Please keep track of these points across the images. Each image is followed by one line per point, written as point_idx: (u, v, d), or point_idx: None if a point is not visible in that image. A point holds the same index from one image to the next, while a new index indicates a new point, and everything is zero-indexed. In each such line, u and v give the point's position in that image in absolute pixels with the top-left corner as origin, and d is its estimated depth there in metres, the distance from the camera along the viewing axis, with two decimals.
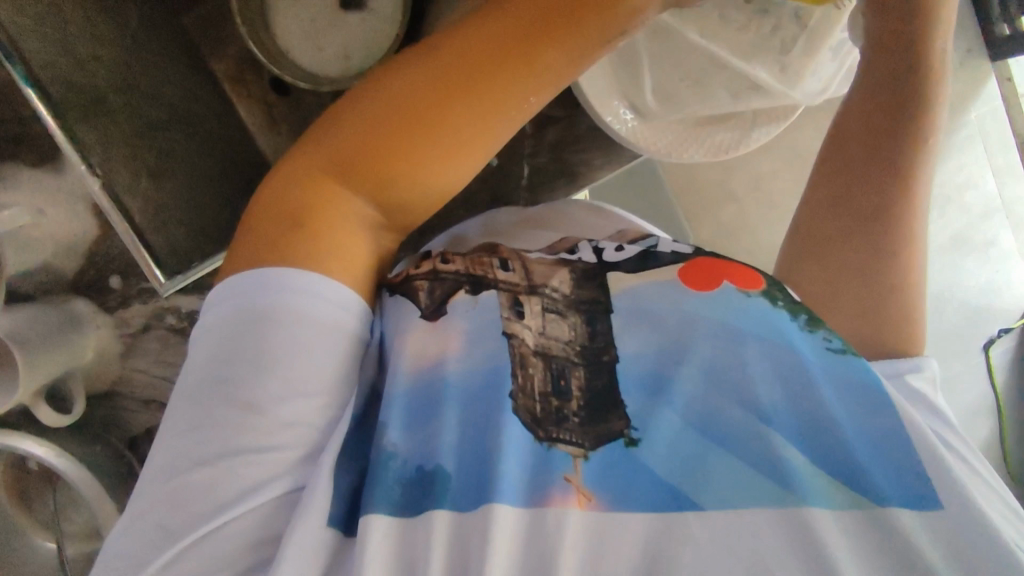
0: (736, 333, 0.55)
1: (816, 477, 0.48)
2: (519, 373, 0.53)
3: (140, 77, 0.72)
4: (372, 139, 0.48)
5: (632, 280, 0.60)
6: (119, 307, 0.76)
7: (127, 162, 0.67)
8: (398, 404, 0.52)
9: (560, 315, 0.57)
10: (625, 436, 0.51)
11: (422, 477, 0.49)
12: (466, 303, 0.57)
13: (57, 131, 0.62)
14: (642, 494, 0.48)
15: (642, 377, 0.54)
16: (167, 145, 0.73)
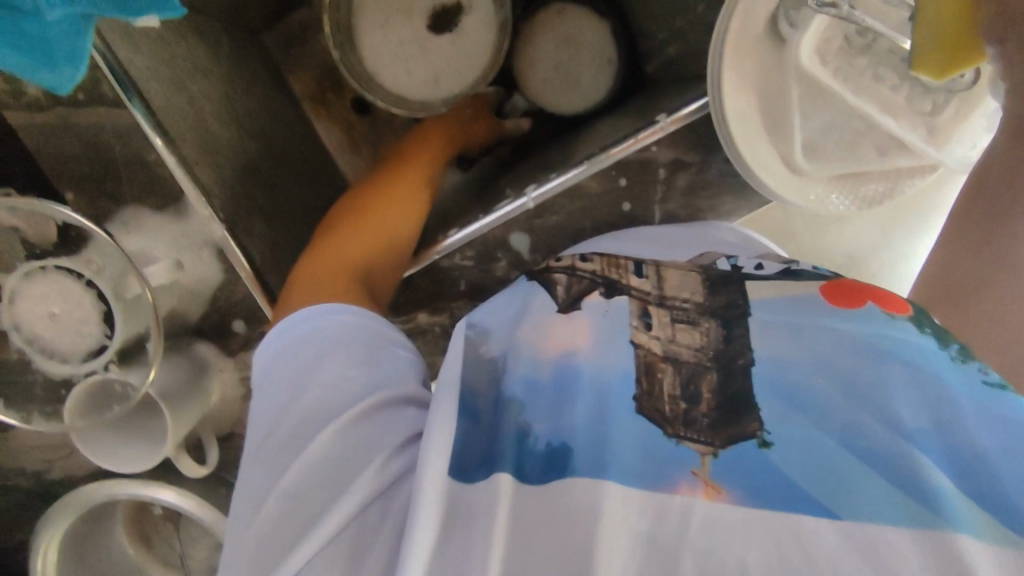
0: (888, 350, 0.40)
1: (976, 517, 0.33)
2: (646, 380, 0.40)
3: (239, 110, 0.69)
4: (352, 257, 0.53)
5: (768, 290, 0.45)
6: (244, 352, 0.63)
7: (241, 201, 0.63)
8: (521, 384, 0.41)
9: (691, 323, 0.43)
10: (758, 436, 0.37)
11: (552, 451, 0.37)
12: (599, 305, 0.45)
13: (179, 174, 0.58)
14: (772, 494, 0.34)
15: (776, 380, 0.40)
16: (271, 181, 0.70)
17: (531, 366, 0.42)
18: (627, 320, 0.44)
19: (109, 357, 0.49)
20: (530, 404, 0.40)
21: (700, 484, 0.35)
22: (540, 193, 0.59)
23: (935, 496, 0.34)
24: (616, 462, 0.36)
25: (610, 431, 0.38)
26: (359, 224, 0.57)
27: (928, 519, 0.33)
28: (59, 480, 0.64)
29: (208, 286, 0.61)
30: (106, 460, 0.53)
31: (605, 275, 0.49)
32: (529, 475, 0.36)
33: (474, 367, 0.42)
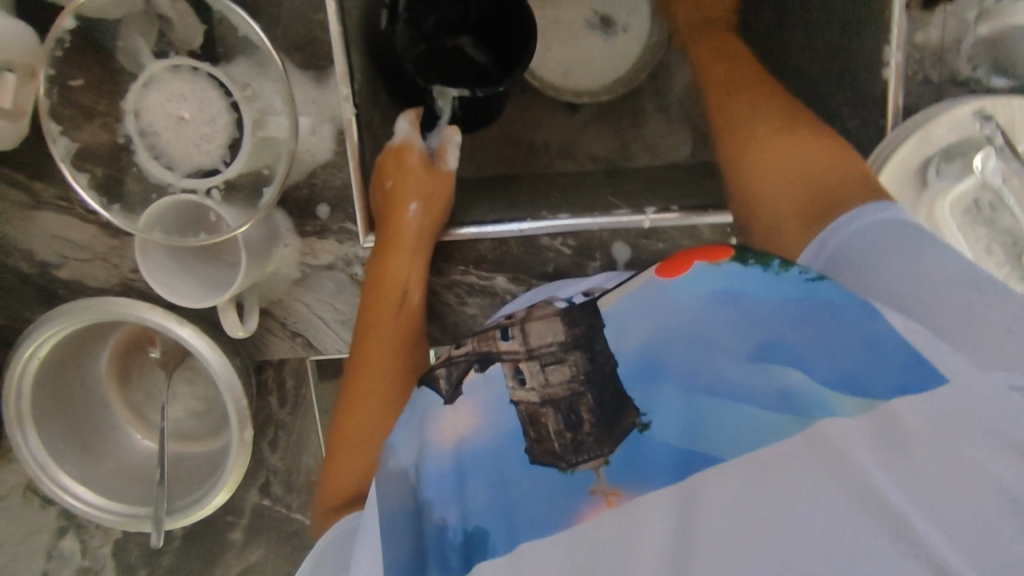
0: (722, 297, 0.42)
1: (834, 400, 0.36)
2: (532, 429, 0.41)
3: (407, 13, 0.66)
4: (375, 366, 0.55)
5: (619, 300, 0.45)
6: (315, 237, 0.60)
7: (370, 95, 0.62)
8: (433, 472, 0.41)
9: (559, 360, 0.43)
10: (637, 426, 0.40)
11: (467, 539, 0.39)
12: (477, 380, 0.44)
13: (336, 42, 0.56)
14: (661, 471, 0.38)
15: (632, 360, 0.42)
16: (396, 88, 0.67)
17: (435, 459, 0.42)
18: (505, 388, 0.43)
19: (219, 181, 0.47)
20: (447, 487, 0.41)
21: (602, 499, 0.38)
22: (659, 218, 0.61)
23: (795, 399, 0.37)
24: (526, 524, 0.38)
25: (508, 492, 0.40)
26: (377, 327, 0.57)
27: (801, 424, 0.36)
28: (63, 280, 0.60)
29: (314, 160, 0.58)
30: (160, 284, 0.50)
31: (476, 347, 0.45)
32: (454, 568, 0.38)
33: (389, 482, 0.42)
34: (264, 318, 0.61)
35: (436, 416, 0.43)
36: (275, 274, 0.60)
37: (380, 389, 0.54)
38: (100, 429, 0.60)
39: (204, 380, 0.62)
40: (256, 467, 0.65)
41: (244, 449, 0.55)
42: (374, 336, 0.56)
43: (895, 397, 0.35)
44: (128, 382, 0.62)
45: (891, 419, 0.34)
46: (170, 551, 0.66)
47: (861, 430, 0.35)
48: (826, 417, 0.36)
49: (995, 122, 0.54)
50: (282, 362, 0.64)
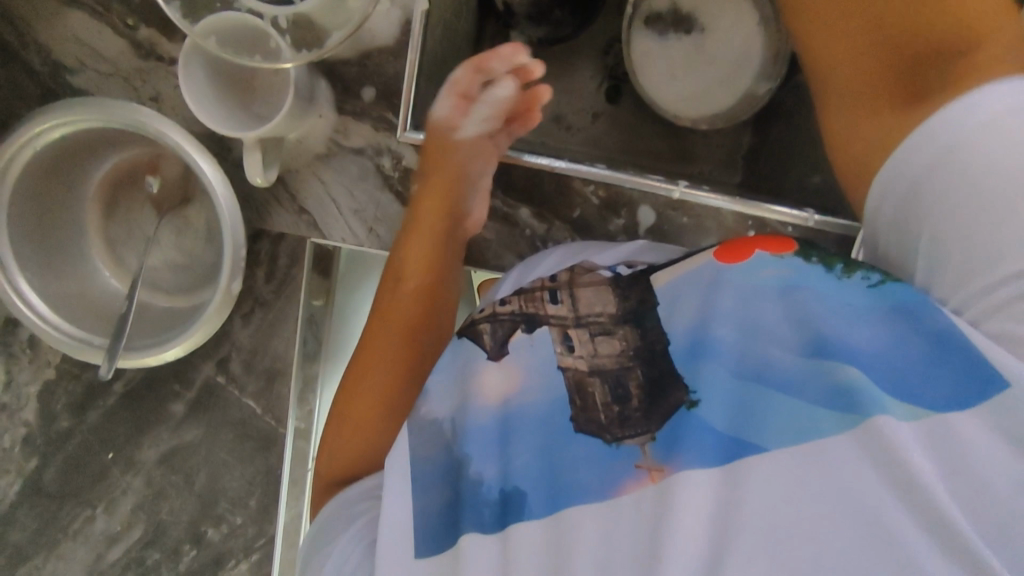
0: (779, 289, 0.42)
1: (888, 401, 0.36)
2: (578, 397, 0.43)
3: None
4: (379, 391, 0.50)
5: (671, 274, 0.47)
6: (353, 118, 0.58)
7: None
8: (475, 430, 0.45)
9: (607, 332, 0.45)
10: (685, 402, 0.40)
11: (505, 496, 0.41)
12: (523, 341, 0.47)
13: None
14: (707, 450, 0.38)
15: (682, 337, 0.43)
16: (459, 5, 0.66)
17: (477, 417, 0.45)
18: (551, 352, 0.46)
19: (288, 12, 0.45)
20: (492, 444, 0.44)
21: (645, 474, 0.38)
22: (690, 191, 0.60)
23: (842, 397, 0.37)
24: (567, 489, 0.40)
25: (554, 458, 0.42)
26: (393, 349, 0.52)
27: (840, 425, 0.36)
28: (76, 88, 0.56)
29: (373, 41, 0.57)
30: (196, 106, 0.47)
31: (524, 309, 0.48)
32: (490, 524, 0.40)
33: (421, 431, 0.45)
34: (275, 186, 0.59)
35: (477, 369, 0.47)
36: (301, 141, 0.58)
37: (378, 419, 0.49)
38: (70, 248, 0.56)
39: (193, 233, 0.59)
40: (220, 339, 0.62)
41: (224, 302, 0.52)
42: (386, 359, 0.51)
43: (951, 407, 0.35)
44: (112, 212, 0.58)
45: (946, 429, 0.34)
46: (101, 406, 0.62)
47: (910, 436, 0.34)
48: (882, 416, 0.35)
49: None
50: (280, 236, 0.60)
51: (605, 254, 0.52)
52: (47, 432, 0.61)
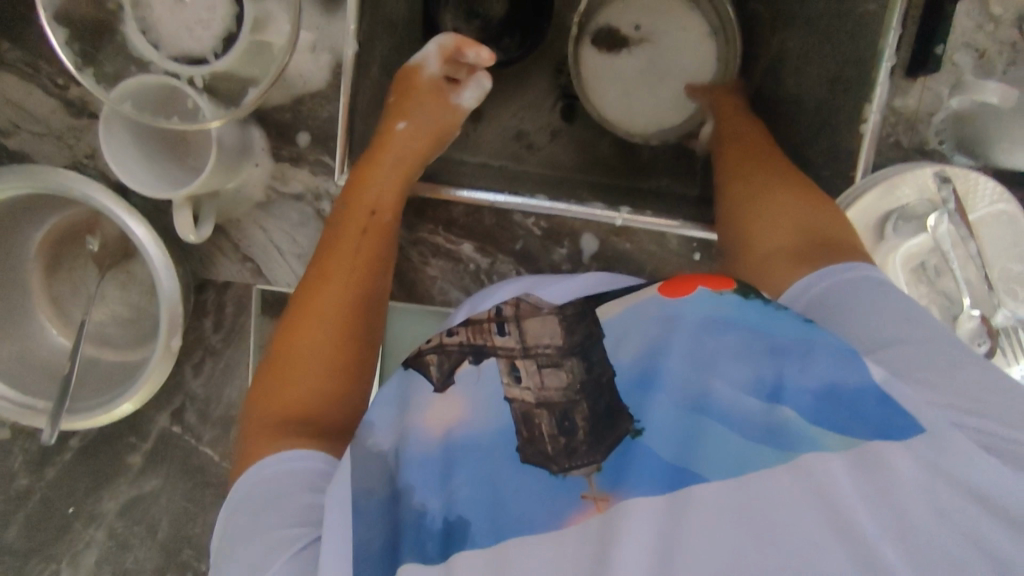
0: (721, 318, 0.40)
1: (821, 437, 0.36)
2: (525, 428, 0.39)
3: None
4: (323, 345, 0.46)
5: (619, 304, 0.43)
6: (289, 164, 0.58)
7: (376, 38, 0.60)
8: (414, 460, 0.39)
9: (555, 364, 0.41)
10: (631, 431, 0.38)
11: (446, 528, 0.37)
12: (469, 375, 0.41)
13: None
14: (651, 484, 0.36)
15: (630, 368, 0.41)
16: (398, 42, 0.66)
17: (419, 447, 0.39)
18: (498, 386, 0.40)
19: (207, 72, 0.46)
20: (432, 476, 0.38)
21: (591, 504, 0.36)
22: (632, 218, 0.60)
23: (780, 432, 0.36)
24: (512, 522, 0.36)
25: (498, 491, 0.38)
26: (337, 303, 0.47)
27: (782, 459, 0.35)
28: (11, 150, 0.57)
29: (305, 87, 0.58)
30: (122, 168, 0.47)
31: (472, 340, 0.42)
32: (431, 555, 0.35)
33: (363, 462, 0.38)
34: (218, 236, 0.59)
35: (420, 401, 0.40)
36: (239, 191, 0.58)
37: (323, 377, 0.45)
38: (12, 311, 0.56)
39: (139, 286, 0.59)
40: (174, 389, 0.62)
41: (166, 359, 0.53)
42: (325, 320, 0.47)
43: (879, 439, 0.35)
44: (56, 271, 0.58)
45: (874, 459, 0.34)
46: (59, 462, 0.62)
47: (845, 469, 0.34)
48: (813, 452, 0.35)
49: (952, 186, 0.58)
50: (226, 285, 0.61)
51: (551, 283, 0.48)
52: (7, 490, 0.62)
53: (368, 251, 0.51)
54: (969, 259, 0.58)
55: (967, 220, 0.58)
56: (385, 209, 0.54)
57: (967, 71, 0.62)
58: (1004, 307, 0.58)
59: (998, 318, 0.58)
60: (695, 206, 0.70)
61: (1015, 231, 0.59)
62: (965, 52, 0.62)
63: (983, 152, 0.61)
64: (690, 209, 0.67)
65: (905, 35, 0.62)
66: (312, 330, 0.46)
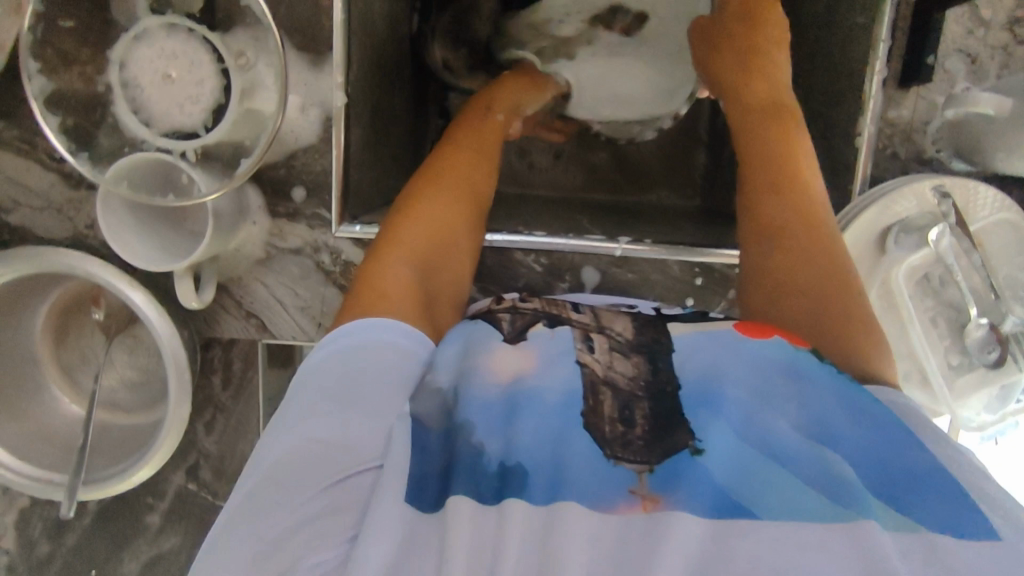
0: (796, 368, 0.39)
1: (876, 507, 0.33)
2: (590, 399, 0.38)
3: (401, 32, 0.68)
4: (419, 256, 0.47)
5: (685, 327, 0.43)
6: (286, 221, 0.59)
7: (365, 89, 0.60)
8: (479, 403, 0.38)
9: (624, 352, 0.40)
10: (689, 446, 0.35)
11: (503, 473, 0.35)
12: (544, 334, 0.41)
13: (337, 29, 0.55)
14: (700, 500, 0.33)
15: (691, 381, 0.39)
16: (389, 87, 0.66)
17: (483, 391, 0.39)
18: (571, 346, 0.40)
19: (196, 145, 0.47)
20: (495, 421, 0.37)
21: (638, 501, 0.33)
22: (630, 248, 0.61)
23: (844, 486, 0.34)
24: (572, 482, 0.34)
25: (562, 448, 0.36)
26: (431, 231, 0.49)
27: (838, 513, 0.32)
28: (12, 226, 0.57)
29: (296, 142, 0.58)
30: (119, 244, 0.48)
31: (547, 309, 0.43)
32: (485, 496, 0.34)
33: (425, 404, 0.38)
34: (220, 295, 0.60)
35: (489, 348, 0.41)
36: (239, 250, 0.59)
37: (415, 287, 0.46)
38: (23, 385, 0.56)
39: (145, 350, 0.59)
40: (187, 448, 0.63)
41: (177, 426, 0.53)
42: (428, 230, 0.49)
43: (940, 529, 0.32)
44: (63, 341, 0.59)
45: (931, 544, 0.31)
46: (78, 527, 0.63)
47: (897, 547, 0.31)
48: (871, 519, 0.32)
49: (952, 200, 0.57)
50: (232, 342, 0.61)
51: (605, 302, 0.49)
52: (30, 558, 0.62)
53: (463, 204, 0.52)
54: (974, 270, 0.57)
55: (968, 230, 0.57)
56: (476, 186, 0.55)
57: (960, 77, 0.62)
58: (1013, 314, 0.56)
59: (1006, 325, 0.57)
60: (697, 225, 0.68)
61: (1017, 238, 0.58)
62: (957, 58, 0.62)
63: (981, 161, 0.61)
64: (692, 230, 0.66)
65: (895, 46, 0.62)
66: (413, 232, 0.48)
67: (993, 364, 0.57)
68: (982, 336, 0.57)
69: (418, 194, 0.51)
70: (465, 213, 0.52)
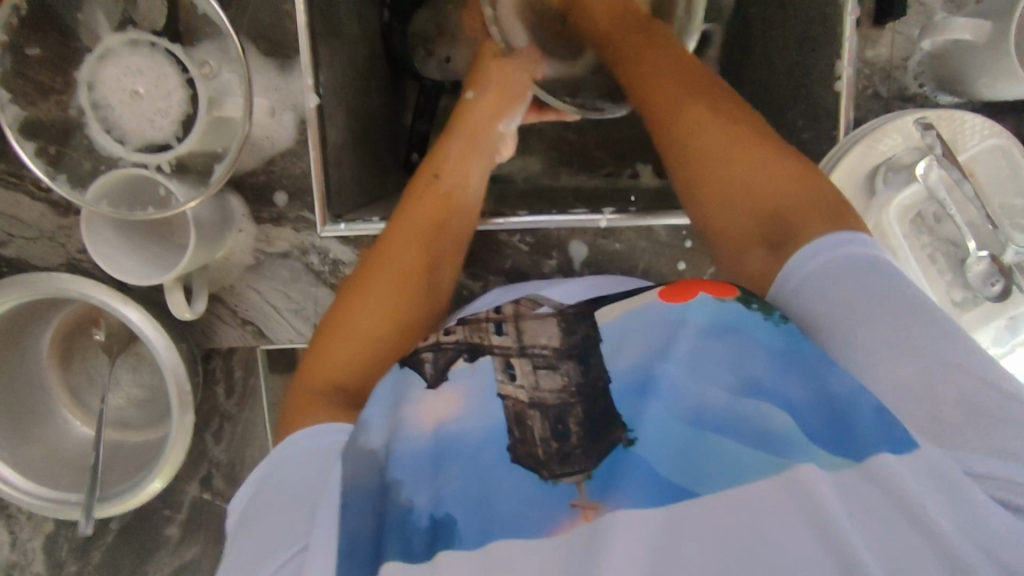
0: (725, 327, 0.41)
1: (819, 456, 0.35)
2: (517, 429, 0.40)
3: (369, 29, 0.67)
4: (367, 349, 0.46)
5: (615, 318, 0.44)
6: (271, 226, 0.59)
7: (337, 88, 0.60)
8: (405, 451, 0.40)
9: (551, 366, 0.42)
10: (624, 440, 0.39)
11: (434, 526, 0.37)
12: (464, 370, 0.43)
13: (303, 29, 0.55)
14: (640, 492, 0.36)
15: (627, 375, 0.41)
16: (362, 84, 0.66)
17: (411, 438, 0.40)
18: (492, 379, 0.42)
19: (168, 157, 0.47)
20: (421, 467, 0.39)
21: (580, 513, 0.36)
22: (616, 219, 0.60)
23: (776, 440, 0.36)
24: (500, 520, 0.37)
25: (490, 488, 0.38)
26: (383, 315, 0.47)
27: (778, 468, 0.35)
28: (9, 258, 0.59)
29: (273, 147, 0.58)
30: (106, 261, 0.49)
31: (468, 339, 0.44)
32: (416, 553, 0.36)
33: (353, 460, 0.38)
34: (215, 305, 0.61)
35: (416, 397, 0.42)
36: (228, 259, 0.60)
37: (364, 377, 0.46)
38: (32, 410, 0.58)
39: (148, 366, 0.61)
40: (198, 458, 0.64)
41: (183, 437, 0.54)
42: (379, 315, 0.47)
43: (876, 453, 0.33)
44: (68, 364, 0.60)
45: (868, 475, 0.33)
46: (102, 545, 0.64)
47: (835, 485, 0.34)
48: (805, 468, 0.34)
49: (936, 131, 0.55)
50: (230, 350, 0.63)
51: (555, 292, 0.50)
52: None
53: (424, 266, 0.50)
54: (967, 202, 0.56)
55: (957, 162, 0.56)
56: (449, 237, 0.53)
57: (937, 9, 0.60)
58: (1013, 243, 0.55)
59: (1007, 255, 0.56)
60: None
61: (1010, 165, 0.57)
62: None
63: (970, 91, 0.59)
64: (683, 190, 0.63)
65: None
66: (364, 317, 0.47)
67: (998, 297, 0.57)
68: (987, 267, 0.56)
69: (382, 259, 0.50)
70: (429, 276, 0.51)
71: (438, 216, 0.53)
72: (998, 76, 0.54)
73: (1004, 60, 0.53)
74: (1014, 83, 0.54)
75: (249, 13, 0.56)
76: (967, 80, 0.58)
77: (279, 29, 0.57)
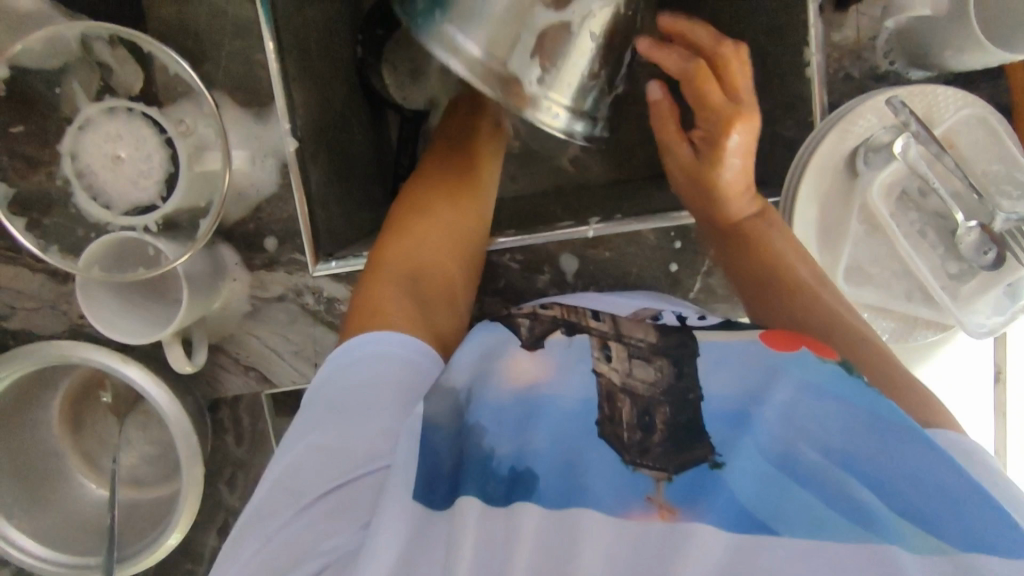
0: (824, 385, 0.38)
1: (907, 532, 0.32)
2: (606, 407, 0.38)
3: (343, 66, 0.68)
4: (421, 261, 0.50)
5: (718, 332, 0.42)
6: (264, 270, 0.60)
7: (317, 129, 0.61)
8: (491, 409, 0.39)
9: (645, 358, 0.40)
10: (710, 460, 0.35)
11: (514, 476, 0.36)
12: (562, 342, 0.42)
13: (275, 79, 0.56)
14: (724, 511, 0.33)
15: (724, 401, 0.38)
16: (341, 121, 0.67)
17: (497, 396, 0.40)
18: (587, 355, 0.40)
19: (155, 216, 0.48)
20: (507, 427, 0.38)
21: (655, 509, 0.34)
22: (602, 227, 0.60)
23: (871, 513, 0.33)
24: (577, 491, 0.35)
25: (578, 461, 0.36)
26: (434, 243, 0.52)
27: (871, 537, 0.32)
28: (13, 330, 0.60)
29: (259, 194, 0.59)
30: (104, 325, 0.50)
31: (566, 317, 0.44)
32: (494, 497, 0.35)
33: (439, 402, 0.39)
34: (217, 355, 0.62)
35: (508, 356, 0.41)
36: (225, 309, 0.60)
37: (417, 282, 0.48)
38: (48, 478, 0.58)
39: (157, 422, 0.61)
40: (214, 509, 0.64)
41: (196, 489, 0.54)
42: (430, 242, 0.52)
43: (971, 552, 0.31)
44: (78, 428, 0.61)
45: (969, 568, 0.30)
46: None
47: (922, 570, 0.30)
48: (898, 546, 0.31)
49: (910, 109, 0.54)
50: (236, 398, 0.63)
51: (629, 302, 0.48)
52: None
53: (467, 227, 0.55)
54: (951, 173, 0.56)
55: (935, 135, 0.55)
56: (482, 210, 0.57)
57: None
58: (1001, 210, 0.55)
59: (997, 223, 0.55)
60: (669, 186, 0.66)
61: (989, 132, 0.57)
62: None
63: (941, 62, 0.59)
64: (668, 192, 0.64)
65: None
66: (420, 242, 0.51)
67: (994, 263, 0.57)
68: (977, 233, 0.56)
69: (420, 208, 0.54)
70: (469, 232, 0.55)
71: (468, 190, 0.57)
72: (965, 47, 0.54)
73: (969, 29, 0.53)
74: (980, 53, 0.54)
75: (222, 67, 0.58)
76: (936, 53, 0.58)
77: (252, 79, 0.58)
